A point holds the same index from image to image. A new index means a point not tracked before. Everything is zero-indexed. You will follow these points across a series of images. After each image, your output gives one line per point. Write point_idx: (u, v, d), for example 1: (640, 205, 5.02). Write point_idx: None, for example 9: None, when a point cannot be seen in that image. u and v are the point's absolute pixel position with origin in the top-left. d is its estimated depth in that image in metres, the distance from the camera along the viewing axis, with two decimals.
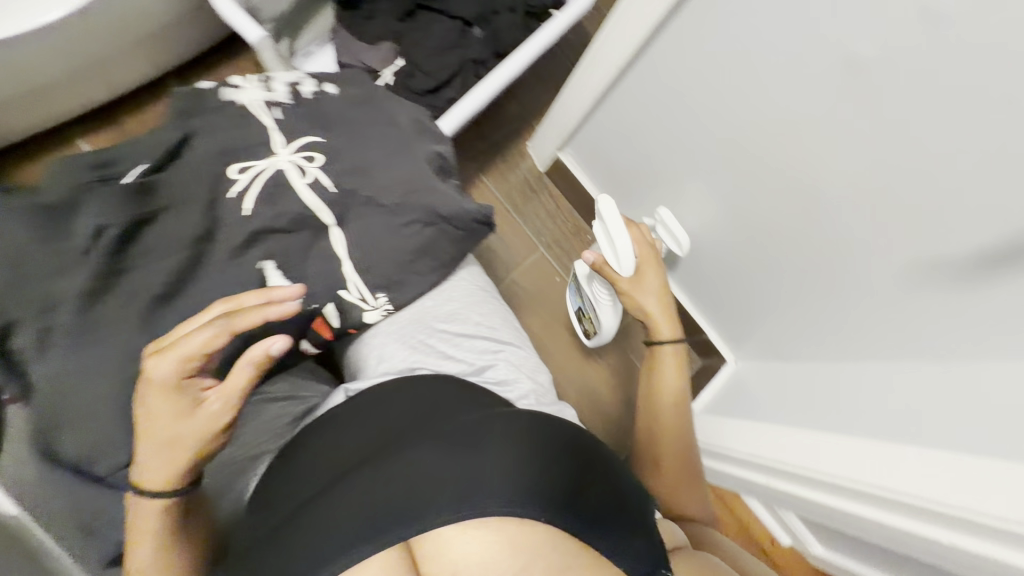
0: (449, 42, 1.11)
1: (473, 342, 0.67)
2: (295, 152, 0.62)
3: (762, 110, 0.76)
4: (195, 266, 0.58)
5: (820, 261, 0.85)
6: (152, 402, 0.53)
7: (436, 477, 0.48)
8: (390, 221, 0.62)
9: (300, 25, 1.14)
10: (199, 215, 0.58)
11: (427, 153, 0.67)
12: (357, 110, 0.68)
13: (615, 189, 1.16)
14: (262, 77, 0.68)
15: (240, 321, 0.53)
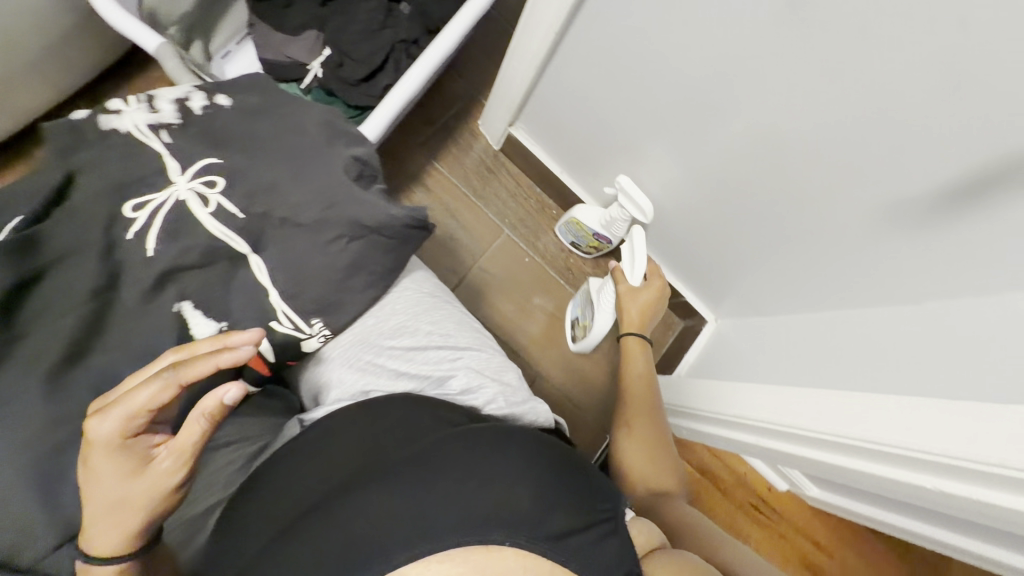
0: (376, 23, 1.03)
1: (429, 353, 0.63)
2: (193, 178, 0.57)
3: (711, 61, 0.71)
4: (103, 319, 0.53)
5: (789, 212, 0.82)
6: (95, 464, 0.48)
7: (392, 513, 0.47)
8: (313, 240, 0.58)
9: (210, 24, 1.04)
10: (96, 264, 0.53)
11: (342, 158, 0.61)
12: (258, 121, 0.61)
13: (574, 160, 1.11)
14: (142, 97, 0.60)
15: (190, 371, 0.48)
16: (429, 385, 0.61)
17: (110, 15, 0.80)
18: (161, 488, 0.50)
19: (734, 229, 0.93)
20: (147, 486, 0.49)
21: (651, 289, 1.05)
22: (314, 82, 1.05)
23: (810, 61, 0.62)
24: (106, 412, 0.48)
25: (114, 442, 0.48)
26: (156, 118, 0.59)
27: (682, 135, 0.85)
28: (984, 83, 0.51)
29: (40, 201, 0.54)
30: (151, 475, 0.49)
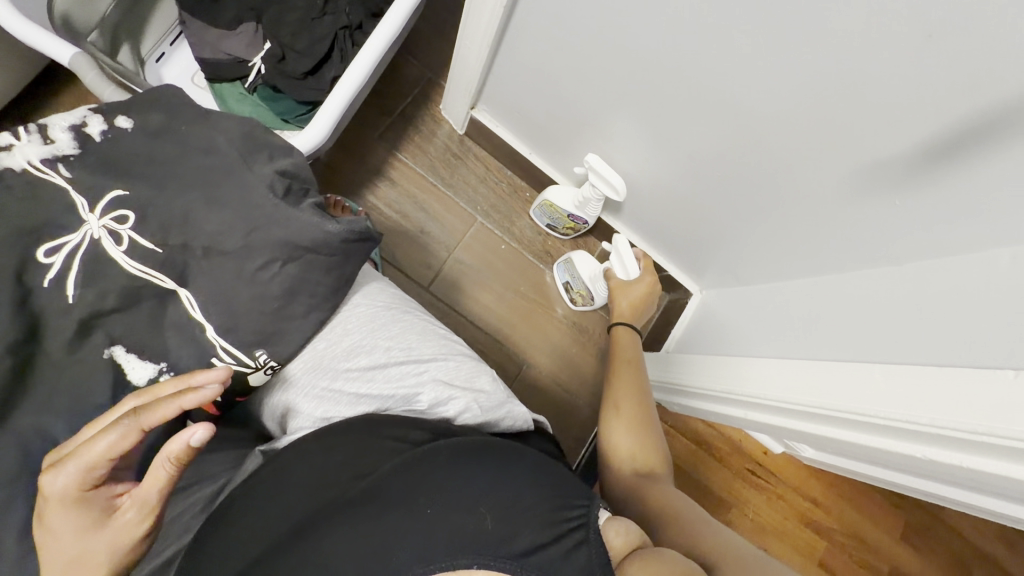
0: (314, 8, 0.96)
1: (391, 370, 0.60)
2: (100, 217, 0.52)
3: (666, 26, 0.66)
4: (26, 375, 0.50)
5: (763, 179, 0.78)
6: (52, 519, 0.46)
7: (357, 552, 0.47)
8: (241, 269, 0.54)
9: (138, 25, 0.97)
10: (6, 321, 0.49)
11: (263, 176, 0.55)
12: (160, 143, 0.55)
13: (540, 140, 1.06)
14: (32, 127, 0.54)
15: (151, 416, 0.47)
16: (392, 401, 0.60)
17: (13, 26, 0.72)
18: (123, 540, 0.47)
19: (709, 200, 0.90)
20: (109, 538, 0.46)
21: (645, 282, 1.08)
22: (259, 79, 0.99)
23: (770, 19, 0.57)
24: (62, 465, 0.45)
25: (73, 495, 0.46)
26: (51, 149, 0.53)
27: (646, 106, 0.80)
28: (952, 35, 0.47)
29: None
30: (113, 527, 0.47)
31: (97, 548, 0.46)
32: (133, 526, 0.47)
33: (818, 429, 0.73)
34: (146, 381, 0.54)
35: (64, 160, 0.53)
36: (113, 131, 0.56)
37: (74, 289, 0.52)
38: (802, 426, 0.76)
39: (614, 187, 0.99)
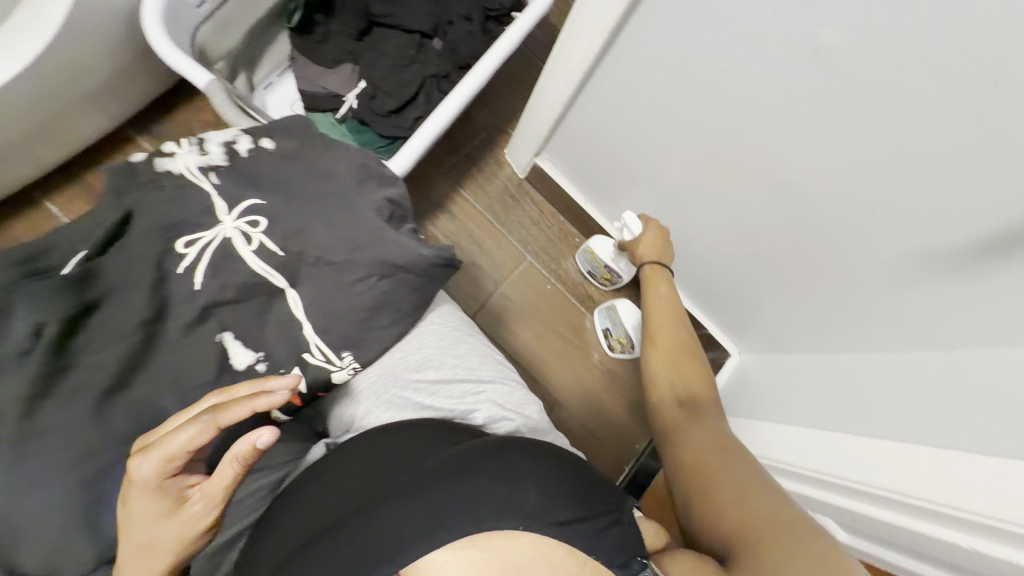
0: (405, 57, 1.08)
1: (453, 386, 0.64)
2: (238, 218, 0.59)
3: (738, 103, 0.72)
4: (146, 351, 0.55)
5: (812, 251, 0.82)
6: (133, 503, 0.49)
7: (409, 514, 0.48)
8: (340, 279, 0.60)
9: (255, 58, 1.10)
10: (145, 299, 0.55)
11: (370, 200, 0.62)
12: (291, 164, 0.63)
13: (597, 191, 1.13)
14: (193, 139, 0.62)
15: (227, 415, 0.50)
16: (452, 410, 0.63)
17: (166, 54, 0.84)
18: (189, 530, 0.50)
19: (756, 264, 0.93)
20: (178, 528, 0.50)
21: (659, 240, 1.01)
22: (349, 112, 1.09)
23: (842, 107, 0.62)
24: (145, 453, 0.49)
25: (151, 483, 0.49)
26: (205, 159, 0.61)
27: (707, 172, 0.86)
28: (1008, 138, 0.52)
29: (99, 235, 0.56)
30: (182, 517, 0.50)
31: (166, 535, 0.49)
32: (199, 519, 0.50)
33: (835, 499, 0.71)
34: (244, 367, 0.58)
35: (215, 169, 0.60)
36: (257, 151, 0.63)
37: (201, 278, 0.57)
38: (819, 494, 0.74)
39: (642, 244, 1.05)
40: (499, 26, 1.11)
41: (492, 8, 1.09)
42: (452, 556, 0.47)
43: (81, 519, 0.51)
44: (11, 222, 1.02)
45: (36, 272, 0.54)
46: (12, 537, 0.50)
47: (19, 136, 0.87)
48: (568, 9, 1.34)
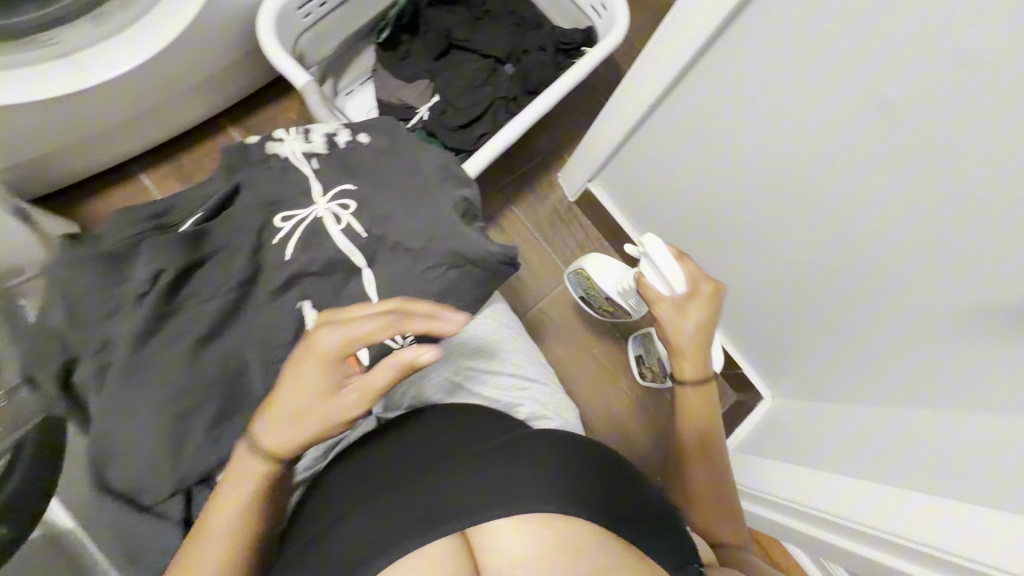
0: (478, 79, 1.16)
1: (501, 379, 0.68)
2: (331, 201, 0.62)
3: (801, 147, 0.75)
4: (238, 309, 0.58)
5: (862, 298, 0.82)
6: (302, 370, 0.51)
7: (483, 482, 0.49)
8: (414, 265, 0.61)
9: (343, 67, 1.20)
10: (243, 260, 0.58)
11: (451, 197, 0.64)
12: (384, 157, 0.66)
13: (645, 220, 1.16)
14: (302, 129, 0.67)
15: (411, 320, 0.52)
16: (493, 398, 0.67)
17: (272, 55, 0.95)
18: (331, 415, 0.51)
19: (799, 308, 0.94)
20: (323, 407, 0.50)
21: (706, 312, 0.81)
22: (419, 124, 1.17)
23: (904, 157, 0.65)
24: (331, 328, 0.51)
25: (324, 357, 0.50)
26: (310, 147, 0.66)
27: (760, 213, 0.88)
28: None
29: (212, 202, 0.61)
30: (333, 399, 0.50)
31: (313, 409, 0.50)
32: (343, 408, 0.51)
33: (836, 539, 0.75)
34: None
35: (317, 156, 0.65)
36: (355, 143, 0.67)
37: (292, 251, 0.60)
38: (823, 534, 0.78)
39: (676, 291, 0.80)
40: (570, 59, 1.18)
41: (565, 42, 1.16)
42: (504, 521, 0.48)
43: (168, 448, 0.54)
44: (108, 190, 1.12)
45: (163, 226, 0.61)
46: (107, 456, 0.54)
47: (135, 111, 0.97)
48: (634, 52, 1.42)
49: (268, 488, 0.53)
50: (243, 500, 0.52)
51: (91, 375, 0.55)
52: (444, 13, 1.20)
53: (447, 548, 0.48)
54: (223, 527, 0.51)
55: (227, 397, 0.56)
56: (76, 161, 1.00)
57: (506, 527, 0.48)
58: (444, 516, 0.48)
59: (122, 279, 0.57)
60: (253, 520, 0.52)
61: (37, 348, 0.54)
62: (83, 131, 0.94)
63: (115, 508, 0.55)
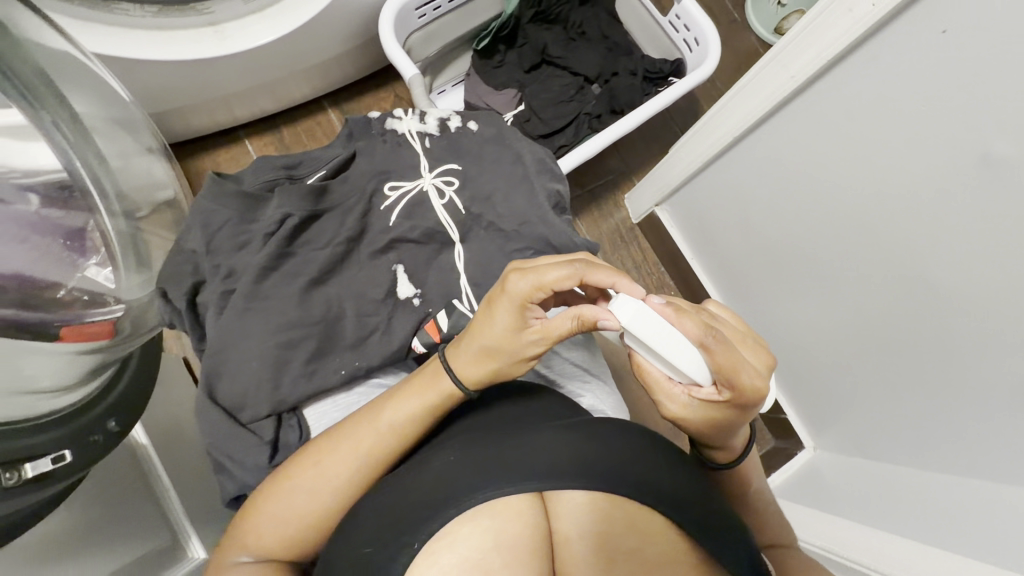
0: (566, 94, 1.23)
1: (564, 366, 0.68)
2: (436, 177, 0.68)
3: (887, 195, 0.76)
4: (343, 261, 0.64)
5: (924, 356, 0.81)
6: (494, 310, 0.52)
7: (566, 449, 0.45)
8: (504, 245, 0.66)
9: (441, 67, 1.28)
10: (355, 219, 0.64)
11: (545, 188, 0.70)
12: (489, 146, 0.72)
13: (707, 250, 1.18)
14: (418, 111, 0.74)
15: (597, 274, 0.51)
16: (561, 386, 0.67)
17: (390, 47, 1.05)
18: (514, 356, 0.52)
19: (855, 359, 0.93)
20: (508, 348, 0.52)
21: (739, 414, 0.52)
22: None
23: (999, 213, 0.65)
24: (523, 274, 0.51)
25: (515, 300, 0.51)
26: (422, 128, 0.72)
27: (831, 256, 0.89)
28: None
29: (334, 163, 0.68)
30: (516, 341, 0.51)
31: (499, 347, 0.52)
32: (524, 350, 0.52)
33: None
34: (403, 297, 0.64)
35: (429, 136, 0.71)
36: (463, 129, 0.74)
37: (394, 217, 0.66)
38: None
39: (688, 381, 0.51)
40: (655, 87, 1.22)
41: (654, 70, 1.21)
42: (580, 494, 0.44)
43: (272, 373, 0.58)
44: (215, 149, 1.22)
45: (291, 176, 0.68)
46: (219, 369, 0.60)
47: (261, 81, 1.08)
48: (718, 90, 1.45)
49: (423, 423, 0.54)
50: (397, 425, 0.53)
51: (216, 297, 0.61)
52: (542, 31, 1.26)
53: (515, 511, 0.43)
54: (369, 440, 0.53)
55: (326, 337, 0.60)
56: (199, 120, 1.12)
57: (582, 499, 0.44)
58: (521, 475, 0.44)
59: (255, 217, 0.64)
60: (397, 446, 0.54)
61: (175, 267, 0.64)
62: (212, 93, 1.04)
63: (214, 417, 0.60)
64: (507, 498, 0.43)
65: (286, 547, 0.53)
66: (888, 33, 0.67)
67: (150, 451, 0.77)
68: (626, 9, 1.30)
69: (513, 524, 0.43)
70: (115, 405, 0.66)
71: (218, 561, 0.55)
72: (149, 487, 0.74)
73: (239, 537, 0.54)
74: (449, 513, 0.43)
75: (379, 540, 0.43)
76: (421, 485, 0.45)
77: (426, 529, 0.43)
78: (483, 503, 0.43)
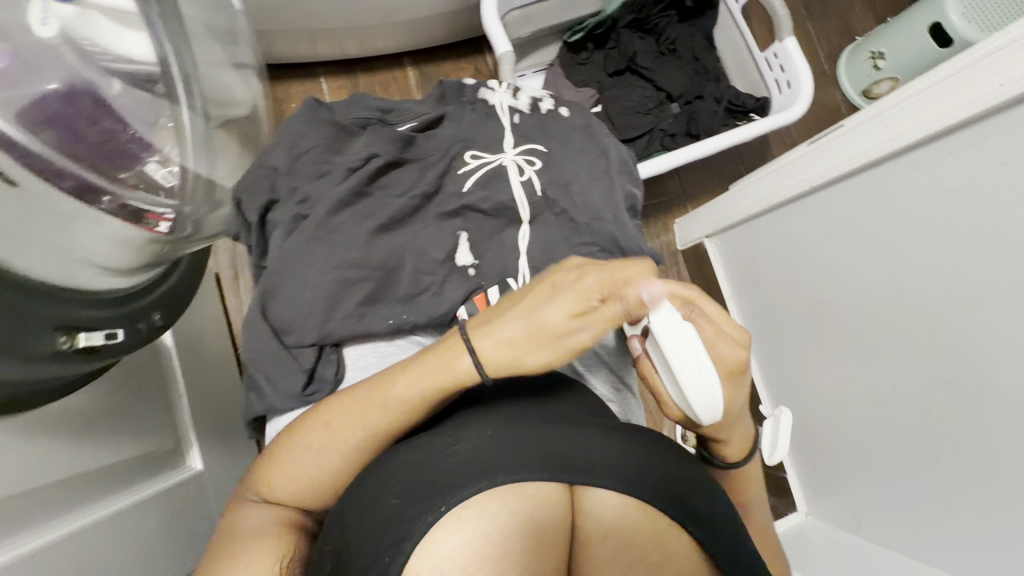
0: (644, 108, 1.23)
1: (600, 368, 0.68)
2: (518, 154, 0.68)
3: (952, 281, 0.74)
4: (413, 213, 0.64)
5: (941, 448, 0.79)
6: (557, 291, 0.54)
7: (598, 453, 0.47)
8: (571, 237, 0.66)
9: (529, 51, 1.28)
10: (434, 176, 0.65)
11: (624, 189, 0.70)
12: (577, 135, 0.71)
13: (748, 292, 1.17)
14: (513, 86, 0.74)
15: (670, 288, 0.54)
16: (592, 386, 0.66)
17: (488, 20, 1.05)
18: (556, 344, 0.53)
19: (873, 437, 0.90)
20: (551, 330, 0.53)
21: (735, 392, 0.54)
22: None
23: None
24: (596, 268, 0.55)
25: (585, 287, 0.53)
26: (512, 102, 0.72)
27: (876, 328, 0.86)
28: None
29: (424, 118, 0.68)
30: (571, 326, 0.53)
31: (551, 327, 0.52)
32: (569, 342, 0.53)
33: None
34: (460, 265, 0.64)
35: (520, 112, 0.71)
36: (553, 113, 0.73)
37: (470, 185, 0.66)
38: None
39: (707, 393, 0.50)
40: (735, 120, 1.21)
41: (739, 103, 1.19)
42: (612, 496, 0.46)
43: (324, 304, 0.59)
44: (292, 80, 1.23)
45: (382, 118, 0.68)
46: (272, 290, 0.61)
47: (356, 25, 1.09)
48: (794, 140, 1.43)
49: (432, 402, 0.53)
50: (408, 398, 0.53)
51: (286, 221, 0.62)
52: (635, 39, 1.25)
53: (549, 496, 0.46)
54: (378, 412, 0.53)
55: (381, 284, 0.61)
56: (286, 48, 1.13)
57: (613, 500, 0.46)
58: (564, 465, 0.46)
59: (340, 150, 0.65)
60: (406, 419, 0.53)
61: (253, 181, 0.63)
62: (306, 24, 1.05)
63: (261, 333, 0.62)
64: (541, 484, 0.45)
65: (295, 499, 0.54)
66: (1000, 117, 0.65)
67: (171, 351, 0.78)
68: (724, 36, 1.28)
69: (541, 510, 0.45)
70: (159, 301, 0.67)
71: (235, 501, 0.56)
72: (165, 388, 0.76)
73: (255, 479, 0.56)
74: (480, 486, 0.44)
75: (408, 495, 0.45)
76: (456, 455, 0.46)
77: (453, 496, 0.44)
78: (517, 483, 0.45)
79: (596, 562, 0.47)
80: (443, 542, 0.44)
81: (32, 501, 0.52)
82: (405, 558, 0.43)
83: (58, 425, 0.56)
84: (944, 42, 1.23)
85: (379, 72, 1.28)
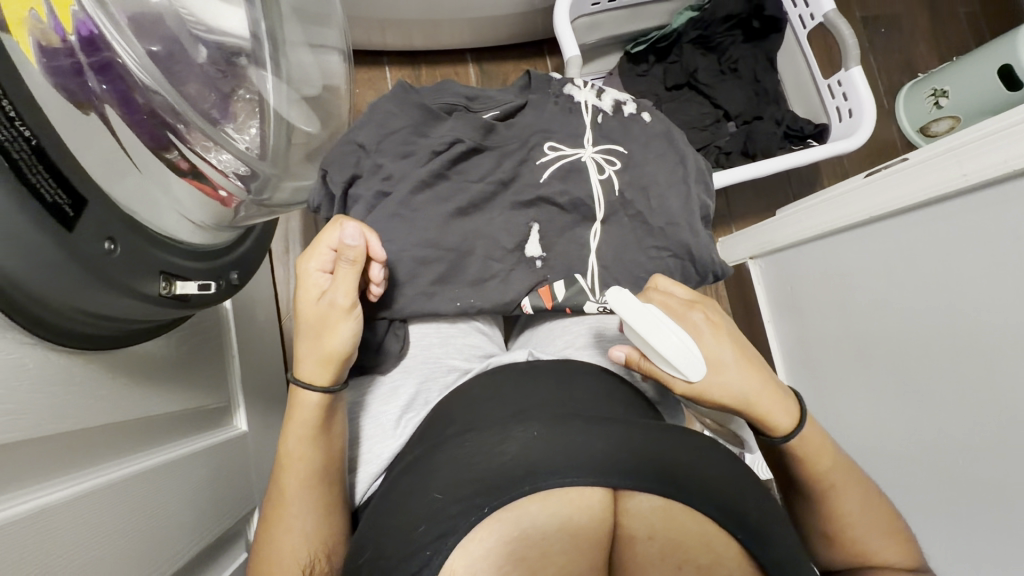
0: (699, 123, 1.24)
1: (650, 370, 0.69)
2: (598, 152, 0.73)
3: (1004, 336, 0.73)
4: (487, 200, 0.69)
5: (980, 505, 0.78)
6: (311, 282, 0.60)
7: (653, 451, 0.48)
8: (645, 239, 0.72)
9: (594, 57, 1.29)
10: (512, 164, 0.70)
11: (699, 198, 0.74)
12: (657, 140, 0.75)
13: (786, 316, 1.16)
14: (597, 87, 0.78)
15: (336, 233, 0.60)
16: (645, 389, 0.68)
17: (560, 24, 1.07)
18: (332, 338, 0.59)
19: (902, 477, 0.89)
20: (324, 313, 0.59)
21: (716, 344, 0.61)
22: None
23: None
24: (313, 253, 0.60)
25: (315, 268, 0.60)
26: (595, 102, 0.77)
27: (917, 368, 0.86)
28: None
29: (507, 107, 0.73)
30: (341, 317, 0.59)
31: (329, 327, 0.59)
32: (331, 326, 0.59)
33: None
34: (529, 255, 0.70)
35: (603, 112, 0.75)
36: (636, 117, 0.77)
37: (546, 176, 0.71)
38: None
39: (687, 349, 0.57)
40: (791, 145, 1.21)
41: (797, 128, 1.19)
42: (654, 498, 0.46)
43: None
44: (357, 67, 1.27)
45: (467, 106, 0.73)
46: None
47: (430, 18, 1.12)
48: (846, 169, 1.42)
49: (318, 432, 0.58)
50: (302, 441, 0.57)
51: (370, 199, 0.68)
52: (697, 55, 1.25)
53: (589, 498, 0.45)
54: (293, 468, 0.57)
55: (454, 265, 0.67)
56: (360, 36, 1.16)
57: (654, 502, 0.46)
58: (614, 470, 0.46)
59: (425, 132, 0.70)
60: (317, 452, 0.58)
61: (340, 156, 0.69)
62: (385, 14, 1.09)
63: None
64: (583, 488, 0.46)
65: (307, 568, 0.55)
66: None
67: (228, 312, 0.81)
68: (787, 62, 1.28)
69: (582, 513, 0.45)
70: (238, 259, 0.67)
71: None
72: (221, 351, 0.78)
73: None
74: (525, 489, 0.45)
75: (451, 493, 0.46)
76: (501, 456, 0.47)
77: (498, 498, 0.45)
78: (563, 487, 0.45)
79: (640, 565, 0.45)
80: (477, 543, 0.44)
81: (103, 439, 0.52)
82: (444, 558, 0.43)
83: (141, 364, 0.58)
84: (1015, 85, 1.19)
85: (442, 65, 1.31)
